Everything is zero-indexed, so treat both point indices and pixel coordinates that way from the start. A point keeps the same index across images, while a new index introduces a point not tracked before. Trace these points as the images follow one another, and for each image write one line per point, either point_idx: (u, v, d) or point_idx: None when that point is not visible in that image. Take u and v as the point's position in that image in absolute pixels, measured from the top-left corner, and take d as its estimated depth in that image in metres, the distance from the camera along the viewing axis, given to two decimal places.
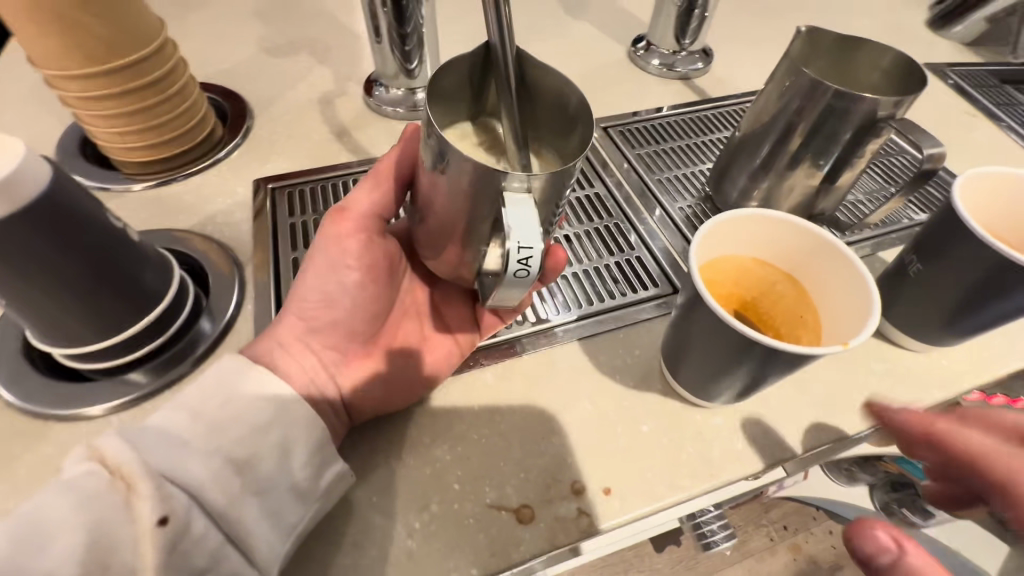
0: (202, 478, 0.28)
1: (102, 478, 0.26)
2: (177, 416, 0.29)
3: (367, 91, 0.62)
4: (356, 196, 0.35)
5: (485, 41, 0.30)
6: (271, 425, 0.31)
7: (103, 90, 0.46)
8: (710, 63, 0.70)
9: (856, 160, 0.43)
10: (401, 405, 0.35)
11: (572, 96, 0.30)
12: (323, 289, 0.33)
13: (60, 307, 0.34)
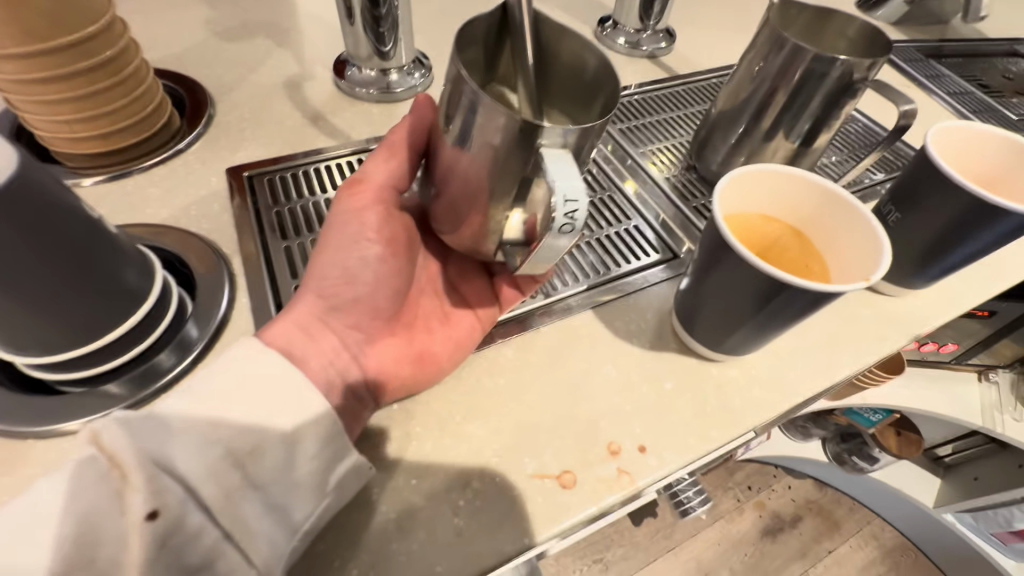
0: (200, 469, 0.23)
1: (90, 464, 0.22)
2: (184, 400, 0.25)
3: (338, 74, 0.59)
4: (370, 166, 0.33)
5: (504, 2, 0.30)
6: (277, 411, 0.26)
7: (43, 72, 0.41)
8: (673, 42, 0.72)
9: (830, 122, 0.47)
10: (431, 384, 0.34)
11: (592, 58, 0.29)
12: (343, 266, 0.31)
13: (16, 298, 0.29)
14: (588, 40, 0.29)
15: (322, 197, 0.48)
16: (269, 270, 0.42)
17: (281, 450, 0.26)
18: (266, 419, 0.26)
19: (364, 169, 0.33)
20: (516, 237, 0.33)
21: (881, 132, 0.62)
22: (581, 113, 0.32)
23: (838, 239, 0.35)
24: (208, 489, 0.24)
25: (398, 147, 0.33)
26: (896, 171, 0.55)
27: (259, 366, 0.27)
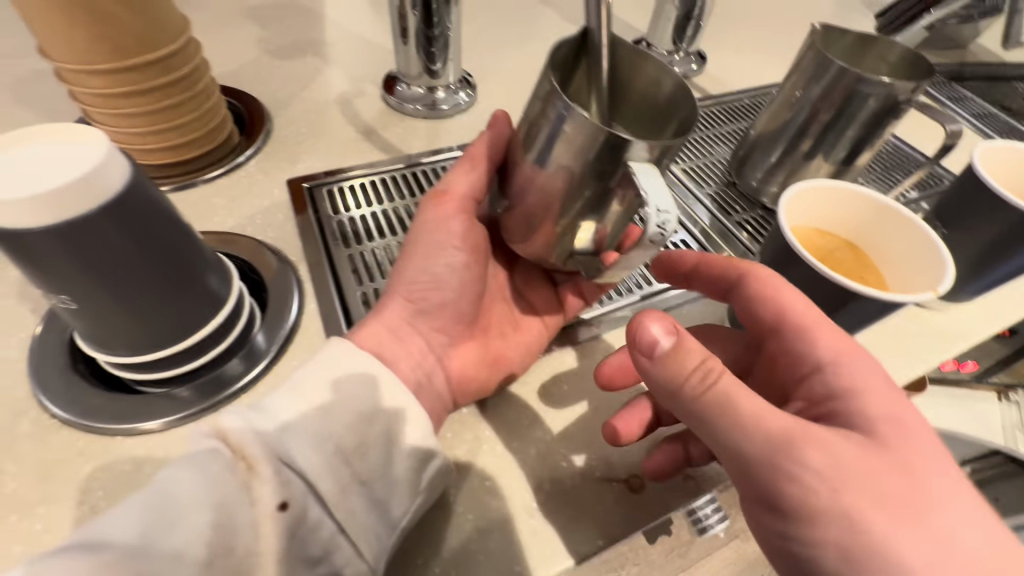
0: (314, 464, 0.26)
1: (220, 458, 0.24)
2: (288, 399, 0.28)
3: (387, 91, 0.62)
4: (452, 179, 0.36)
5: (583, 27, 0.32)
6: (376, 415, 0.28)
7: (126, 87, 0.43)
8: (704, 65, 0.74)
9: (873, 141, 0.48)
10: (506, 386, 0.36)
11: (669, 80, 0.31)
12: (429, 272, 0.34)
13: (119, 306, 0.31)
14: (664, 64, 0.31)
15: (379, 208, 0.49)
16: (334, 276, 0.43)
17: (382, 450, 0.28)
18: (368, 421, 0.28)
19: (448, 183, 0.35)
20: (586, 247, 0.34)
21: (915, 153, 0.64)
22: (653, 132, 0.34)
23: (895, 252, 0.36)
24: (325, 484, 0.26)
25: (477, 159, 0.35)
26: (931, 192, 0.57)
27: (353, 369, 0.29)
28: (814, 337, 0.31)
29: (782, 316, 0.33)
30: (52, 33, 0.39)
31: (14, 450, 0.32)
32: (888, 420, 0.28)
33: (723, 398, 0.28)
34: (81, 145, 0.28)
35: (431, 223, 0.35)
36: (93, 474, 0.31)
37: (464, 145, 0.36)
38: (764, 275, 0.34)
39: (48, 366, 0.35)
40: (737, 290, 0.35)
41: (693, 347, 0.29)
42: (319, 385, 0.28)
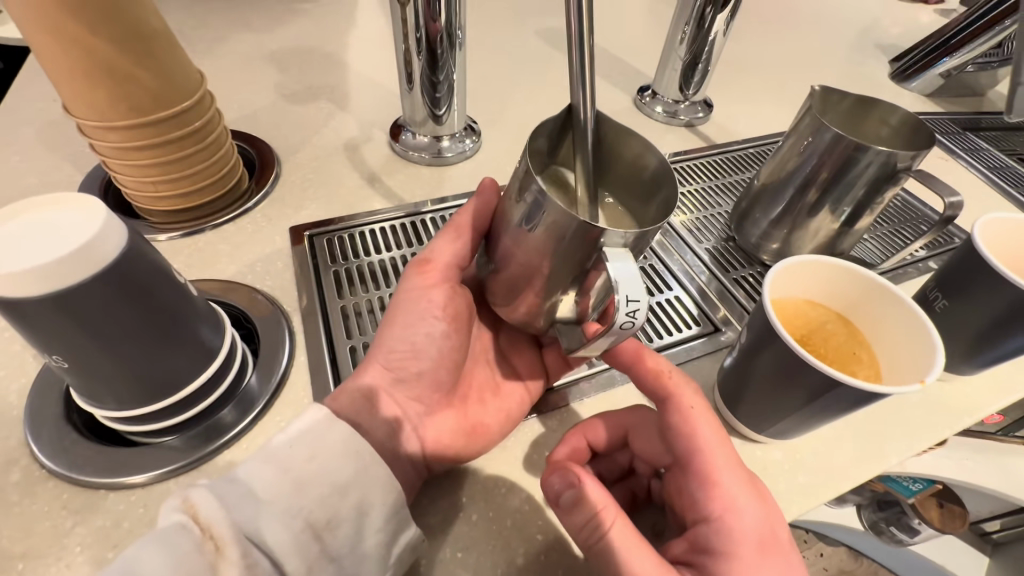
0: (284, 543, 0.27)
1: (188, 540, 0.25)
2: (263, 471, 0.28)
3: (394, 137, 0.63)
4: (437, 247, 0.37)
5: (568, 105, 0.33)
6: (349, 488, 0.29)
7: (141, 141, 0.45)
8: (710, 112, 0.75)
9: (872, 205, 0.48)
10: (482, 454, 0.35)
11: (652, 160, 0.32)
12: (407, 341, 0.35)
13: (110, 366, 0.31)
14: (649, 144, 0.32)
15: (376, 257, 0.50)
16: (326, 327, 0.44)
17: (351, 527, 0.29)
18: (341, 494, 0.29)
19: (432, 252, 0.37)
20: (568, 314, 0.34)
21: (926, 208, 0.62)
22: (638, 208, 0.34)
23: (886, 329, 0.35)
24: (292, 564, 0.27)
25: (461, 231, 0.37)
26: (942, 251, 0.56)
27: (328, 442, 0.30)
28: (715, 484, 0.29)
29: (694, 453, 0.31)
30: (75, 92, 0.41)
31: (1, 501, 0.33)
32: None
33: (607, 555, 0.28)
34: (82, 214, 0.29)
35: (413, 292, 0.36)
36: (75, 528, 0.32)
37: (451, 216, 0.38)
38: (693, 405, 0.32)
39: (43, 416, 0.36)
40: (660, 415, 0.33)
41: (592, 498, 0.28)
42: (292, 460, 0.29)
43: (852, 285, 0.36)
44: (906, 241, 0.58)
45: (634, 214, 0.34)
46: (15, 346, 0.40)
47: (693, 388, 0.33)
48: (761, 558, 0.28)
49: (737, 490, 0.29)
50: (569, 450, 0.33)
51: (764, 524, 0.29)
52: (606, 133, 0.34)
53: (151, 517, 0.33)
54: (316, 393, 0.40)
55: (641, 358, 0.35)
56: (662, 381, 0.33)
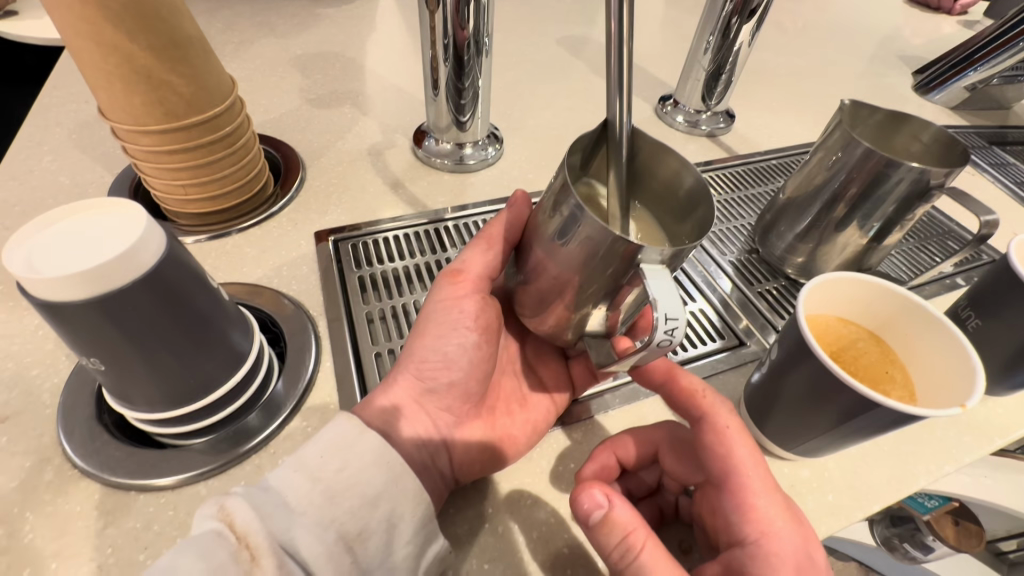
0: (316, 554, 0.27)
1: (224, 549, 0.25)
2: (296, 479, 0.28)
3: (417, 143, 0.64)
4: (469, 257, 0.37)
5: (603, 120, 0.33)
6: (379, 499, 0.29)
7: (174, 145, 0.45)
8: (732, 123, 0.74)
9: (902, 222, 0.47)
10: (509, 465, 0.36)
11: (688, 176, 0.32)
12: (438, 351, 0.35)
13: (144, 371, 0.32)
14: (685, 161, 0.32)
15: (401, 263, 0.51)
16: (351, 333, 0.44)
17: (383, 537, 0.29)
18: (373, 504, 0.29)
19: (464, 263, 0.37)
20: (598, 328, 0.34)
21: (954, 224, 0.61)
22: (672, 222, 0.34)
23: (922, 350, 0.35)
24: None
25: (492, 242, 0.37)
26: (970, 269, 0.55)
27: (359, 452, 0.30)
28: (751, 508, 0.29)
29: (729, 474, 0.30)
30: (110, 97, 0.42)
31: (34, 501, 0.33)
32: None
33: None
34: (124, 220, 0.30)
35: (444, 302, 0.36)
36: (106, 530, 0.32)
37: (482, 226, 0.38)
38: (729, 426, 0.32)
39: (76, 417, 0.36)
40: (694, 434, 0.33)
41: (622, 521, 0.28)
42: (324, 468, 0.29)
43: (887, 304, 0.36)
44: (933, 258, 0.57)
45: (668, 229, 0.34)
46: (48, 347, 0.41)
47: (728, 409, 0.33)
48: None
49: (773, 515, 0.29)
50: (599, 467, 0.33)
51: (801, 552, 0.28)
52: (640, 147, 0.34)
53: (181, 519, 0.33)
54: (342, 400, 0.40)
55: (674, 375, 0.35)
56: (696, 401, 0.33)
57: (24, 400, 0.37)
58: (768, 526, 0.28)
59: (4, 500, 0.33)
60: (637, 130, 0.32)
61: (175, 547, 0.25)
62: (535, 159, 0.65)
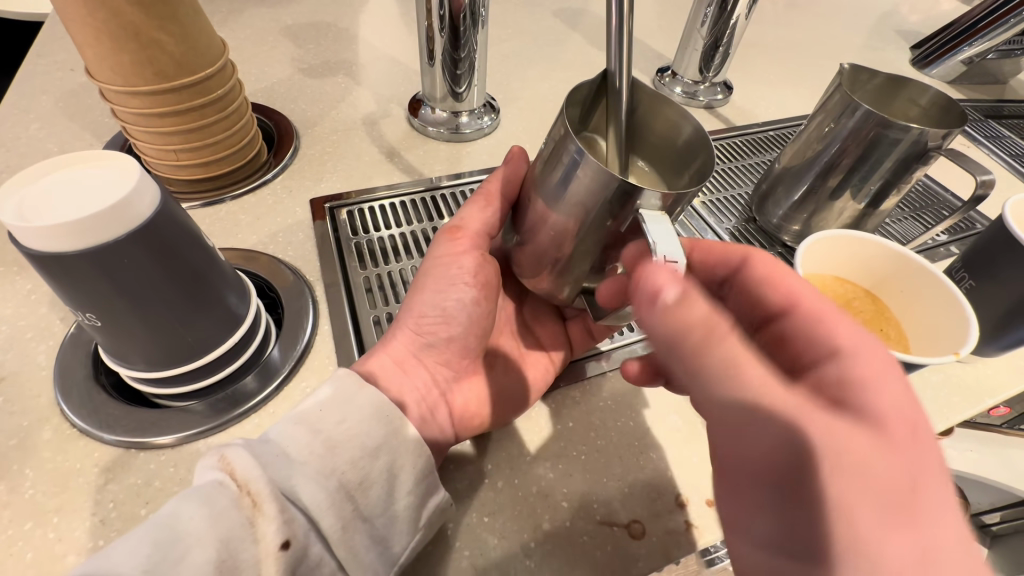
0: (318, 501, 0.27)
1: (226, 496, 0.25)
2: (296, 431, 0.29)
3: (413, 112, 0.63)
4: (466, 215, 0.38)
5: (604, 69, 0.32)
6: (379, 450, 0.30)
7: (165, 107, 0.45)
8: (730, 94, 0.74)
9: (900, 186, 0.47)
10: (508, 422, 0.36)
11: (688, 126, 0.31)
12: (436, 305, 0.36)
13: (141, 328, 0.32)
14: (684, 110, 0.31)
15: (397, 230, 0.50)
16: (349, 297, 0.44)
17: (384, 487, 0.29)
18: (374, 455, 0.29)
19: (462, 220, 0.37)
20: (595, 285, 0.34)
21: (949, 194, 0.62)
22: (671, 173, 0.34)
23: (914, 305, 0.36)
24: (327, 522, 0.27)
25: (489, 200, 0.38)
26: (963, 236, 0.56)
27: (358, 403, 0.30)
28: (830, 322, 0.28)
29: (799, 304, 0.30)
30: (99, 56, 0.41)
31: (33, 458, 0.33)
32: (911, 486, 0.22)
33: (716, 356, 0.24)
34: (116, 171, 0.29)
35: (442, 258, 0.37)
36: (106, 486, 0.32)
37: (480, 184, 0.39)
38: (800, 290, 0.29)
39: (73, 378, 0.36)
40: (744, 277, 0.34)
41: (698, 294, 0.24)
42: (324, 419, 0.29)
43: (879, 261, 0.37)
44: (927, 225, 0.57)
45: (668, 182, 0.34)
46: (41, 310, 0.40)
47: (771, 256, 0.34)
48: (900, 447, 0.23)
49: (861, 365, 0.25)
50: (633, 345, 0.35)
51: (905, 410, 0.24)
52: (641, 99, 0.33)
53: (181, 476, 0.33)
54: (340, 362, 0.40)
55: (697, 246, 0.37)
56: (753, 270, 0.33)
57: (18, 361, 0.37)
58: (856, 378, 0.25)
59: (3, 457, 0.33)
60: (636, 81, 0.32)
61: (177, 497, 0.25)
62: (531, 129, 0.65)
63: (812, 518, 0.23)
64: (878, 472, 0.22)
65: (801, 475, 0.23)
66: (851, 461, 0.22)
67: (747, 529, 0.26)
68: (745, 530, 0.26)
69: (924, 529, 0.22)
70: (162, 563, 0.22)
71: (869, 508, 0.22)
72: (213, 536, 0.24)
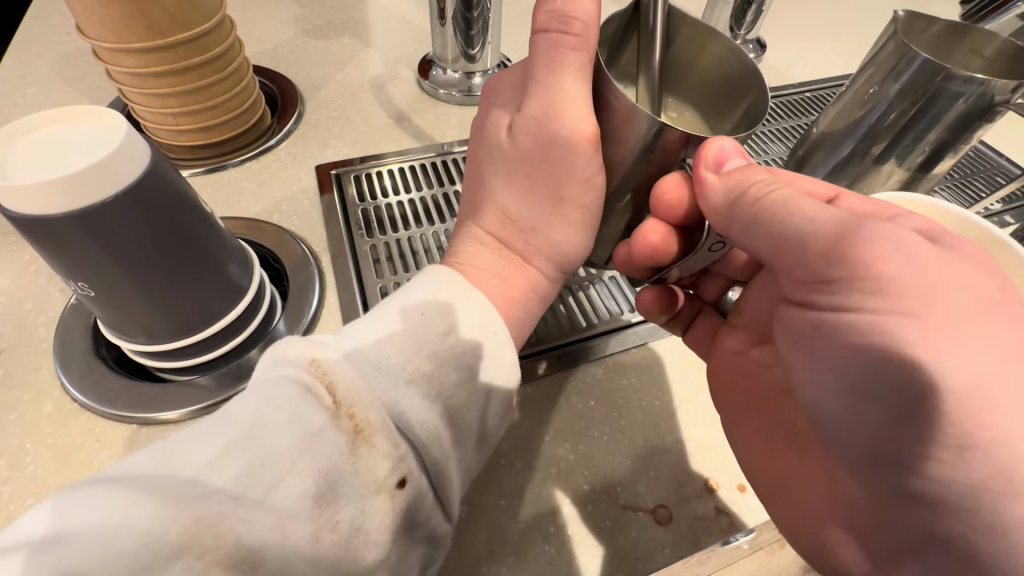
0: (428, 425, 0.27)
1: (322, 411, 0.24)
2: (390, 345, 0.28)
3: (422, 74, 0.60)
4: (565, 98, 0.30)
5: (637, 2, 0.31)
6: (476, 375, 0.30)
7: (159, 66, 0.42)
8: (762, 53, 0.68)
9: (957, 146, 0.43)
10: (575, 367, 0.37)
11: (734, 62, 0.31)
12: (518, 206, 0.35)
13: (156, 296, 0.30)
14: (732, 42, 0.31)
15: (408, 197, 0.48)
16: (356, 266, 0.42)
17: (478, 409, 0.30)
18: (461, 378, 0.29)
19: (561, 109, 0.30)
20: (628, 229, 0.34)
21: (1005, 160, 0.57)
22: (715, 111, 0.34)
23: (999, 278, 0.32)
24: (432, 452, 0.27)
25: (554, 72, 0.30)
26: (1019, 206, 0.51)
27: (459, 317, 0.30)
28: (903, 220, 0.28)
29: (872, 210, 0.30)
30: (87, 9, 0.38)
31: (34, 432, 0.32)
32: (1014, 352, 0.23)
33: (767, 218, 0.28)
34: (101, 129, 0.27)
35: (512, 157, 0.34)
36: (110, 461, 0.31)
37: (571, 50, 0.30)
38: (780, 194, 0.28)
39: (72, 351, 0.35)
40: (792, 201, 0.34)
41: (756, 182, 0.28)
42: (408, 334, 0.29)
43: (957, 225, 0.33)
44: (978, 193, 0.53)
45: (710, 124, 0.34)
46: (40, 281, 0.39)
47: (817, 182, 0.33)
48: (982, 318, 0.24)
49: (909, 242, 0.25)
50: (654, 296, 0.37)
51: (971, 277, 0.25)
52: (682, 32, 0.33)
53: None
54: None
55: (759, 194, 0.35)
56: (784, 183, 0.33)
57: (17, 334, 0.36)
58: (905, 258, 0.24)
59: (3, 432, 0.32)
60: (674, 9, 0.32)
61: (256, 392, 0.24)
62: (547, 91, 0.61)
63: (928, 432, 0.24)
64: (968, 368, 0.23)
65: (910, 393, 0.24)
66: (945, 379, 0.23)
67: (857, 454, 0.28)
68: (854, 453, 0.28)
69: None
70: (264, 483, 0.21)
71: (988, 408, 0.22)
72: (314, 456, 0.23)
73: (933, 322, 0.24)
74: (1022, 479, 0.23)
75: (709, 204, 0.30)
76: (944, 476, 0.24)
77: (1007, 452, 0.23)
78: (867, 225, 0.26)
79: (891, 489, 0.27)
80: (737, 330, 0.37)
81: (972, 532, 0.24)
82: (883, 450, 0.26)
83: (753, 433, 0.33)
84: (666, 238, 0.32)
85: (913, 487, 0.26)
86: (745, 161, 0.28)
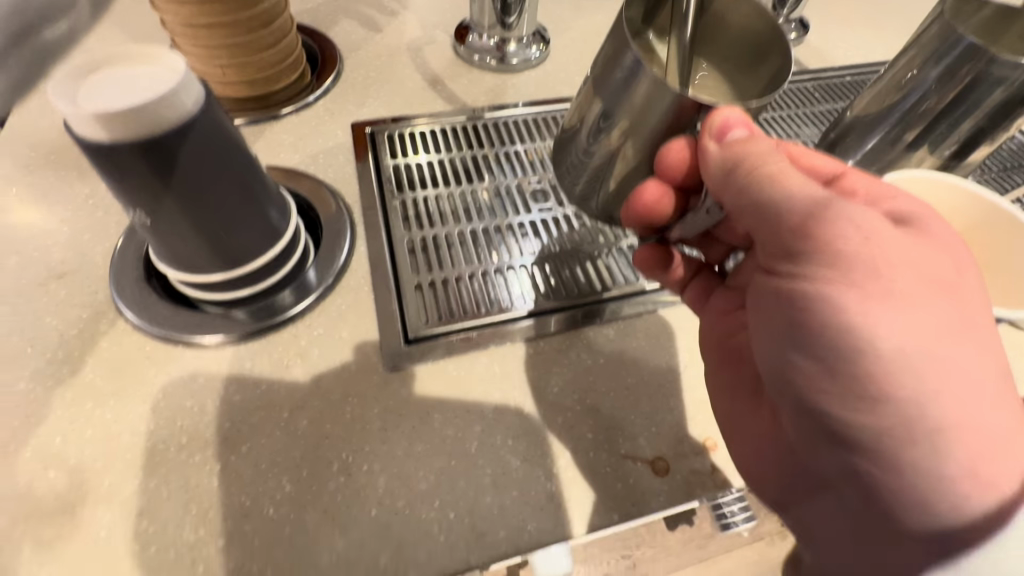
0: None
1: None
2: None
3: (459, 39, 0.60)
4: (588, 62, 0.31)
5: None
6: None
7: (210, 17, 0.43)
8: (804, 34, 0.67)
9: (993, 135, 0.42)
10: (585, 327, 0.39)
11: (767, 28, 0.32)
12: None
13: (191, 230, 0.32)
14: (765, 10, 0.31)
15: (436, 157, 0.49)
16: (385, 219, 0.44)
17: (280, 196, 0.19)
18: None
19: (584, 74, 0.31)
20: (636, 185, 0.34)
21: None
22: (744, 79, 0.34)
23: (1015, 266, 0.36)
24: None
25: None
26: None
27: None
28: (893, 201, 0.28)
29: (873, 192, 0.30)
30: None
31: (92, 348, 0.35)
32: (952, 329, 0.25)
33: (749, 184, 0.28)
34: (159, 66, 0.29)
35: None
36: (155, 378, 0.35)
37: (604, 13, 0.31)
38: (773, 167, 0.28)
39: (125, 279, 0.38)
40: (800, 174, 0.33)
41: (753, 153, 0.28)
42: None
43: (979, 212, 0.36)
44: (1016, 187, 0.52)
45: (739, 90, 0.35)
46: (97, 214, 0.42)
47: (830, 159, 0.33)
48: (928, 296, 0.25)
49: (872, 223, 0.26)
50: (646, 253, 0.38)
51: (937, 262, 0.26)
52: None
53: (223, 377, 0.35)
54: (374, 283, 0.40)
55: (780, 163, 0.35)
56: (793, 155, 0.34)
57: (77, 259, 0.39)
58: (866, 237, 0.25)
59: (65, 344, 0.35)
60: None
61: None
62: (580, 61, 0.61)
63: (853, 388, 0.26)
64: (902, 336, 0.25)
65: (846, 353, 0.26)
66: (878, 346, 0.25)
67: (793, 406, 0.29)
68: (792, 407, 0.29)
69: (964, 359, 0.25)
70: None
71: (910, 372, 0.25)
72: None
73: (874, 295, 0.25)
74: (926, 431, 0.25)
75: (707, 172, 0.30)
76: (860, 424, 0.26)
77: (920, 409, 0.25)
78: (837, 207, 0.26)
79: (820, 436, 0.28)
80: (731, 290, 0.37)
81: (878, 470, 0.26)
82: (815, 402, 0.28)
83: (720, 383, 0.35)
84: (662, 201, 0.33)
85: (835, 434, 0.27)
86: (748, 130, 0.28)
